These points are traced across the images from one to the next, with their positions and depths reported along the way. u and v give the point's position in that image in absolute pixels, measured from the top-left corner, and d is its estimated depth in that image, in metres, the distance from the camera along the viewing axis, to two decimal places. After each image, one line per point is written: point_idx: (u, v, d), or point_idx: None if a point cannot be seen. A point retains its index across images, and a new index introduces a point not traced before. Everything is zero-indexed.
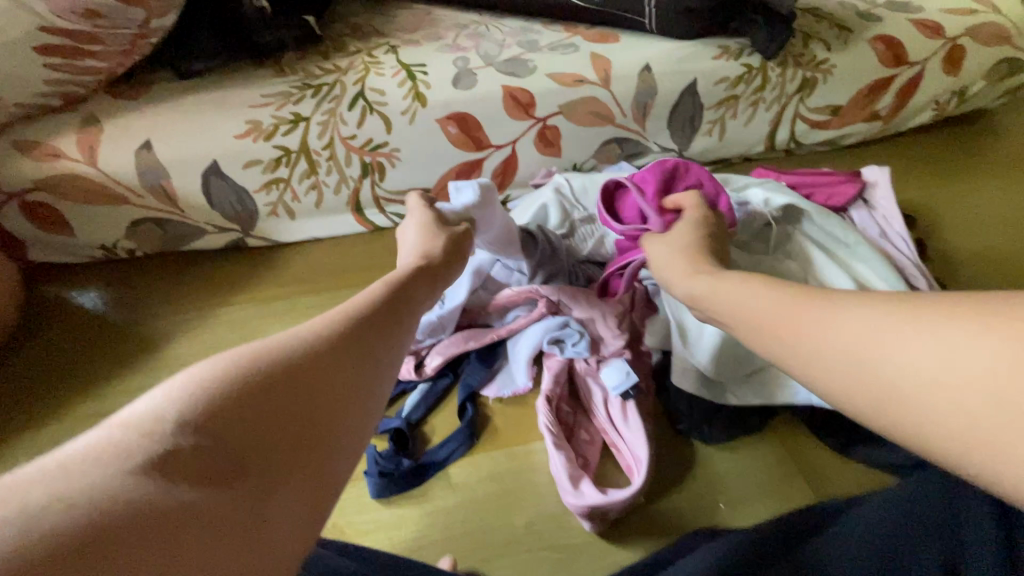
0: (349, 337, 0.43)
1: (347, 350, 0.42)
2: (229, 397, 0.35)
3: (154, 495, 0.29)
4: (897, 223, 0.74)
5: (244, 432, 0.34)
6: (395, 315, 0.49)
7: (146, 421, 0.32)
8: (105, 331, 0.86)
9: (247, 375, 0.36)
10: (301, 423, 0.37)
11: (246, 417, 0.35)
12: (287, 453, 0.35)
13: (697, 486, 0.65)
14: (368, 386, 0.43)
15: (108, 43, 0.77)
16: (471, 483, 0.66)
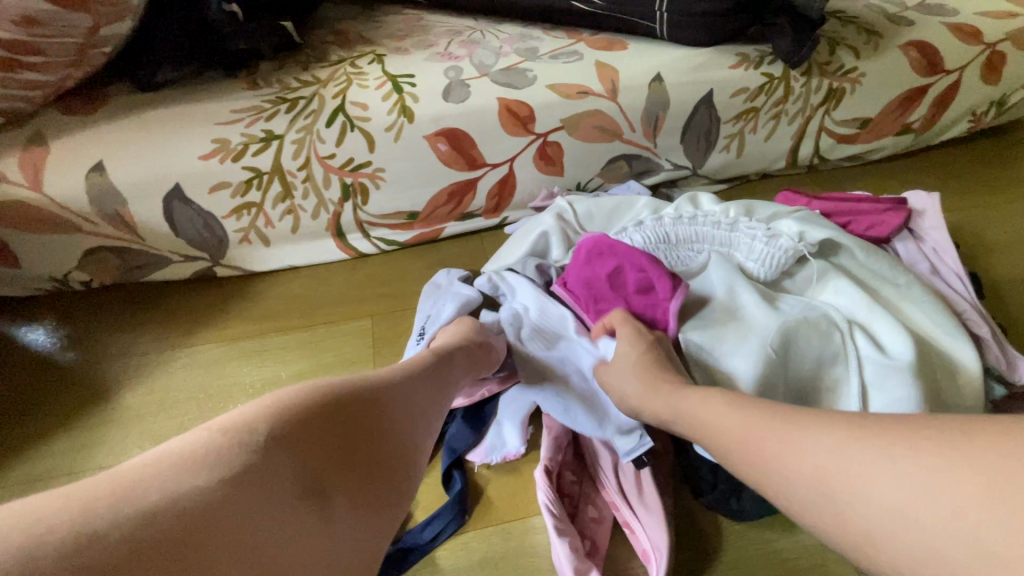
0: (421, 373, 0.53)
1: (419, 385, 0.52)
2: (333, 411, 0.41)
3: (234, 502, 0.32)
4: (950, 257, 0.65)
5: (336, 445, 0.40)
6: (460, 356, 0.59)
7: (253, 427, 0.37)
8: (53, 375, 0.77)
9: (346, 395, 0.43)
10: (376, 446, 0.43)
11: (347, 429, 0.41)
12: (372, 466, 0.42)
13: (725, 573, 0.55)
14: (433, 415, 0.52)
15: (50, 53, 0.68)
16: (459, 569, 0.56)
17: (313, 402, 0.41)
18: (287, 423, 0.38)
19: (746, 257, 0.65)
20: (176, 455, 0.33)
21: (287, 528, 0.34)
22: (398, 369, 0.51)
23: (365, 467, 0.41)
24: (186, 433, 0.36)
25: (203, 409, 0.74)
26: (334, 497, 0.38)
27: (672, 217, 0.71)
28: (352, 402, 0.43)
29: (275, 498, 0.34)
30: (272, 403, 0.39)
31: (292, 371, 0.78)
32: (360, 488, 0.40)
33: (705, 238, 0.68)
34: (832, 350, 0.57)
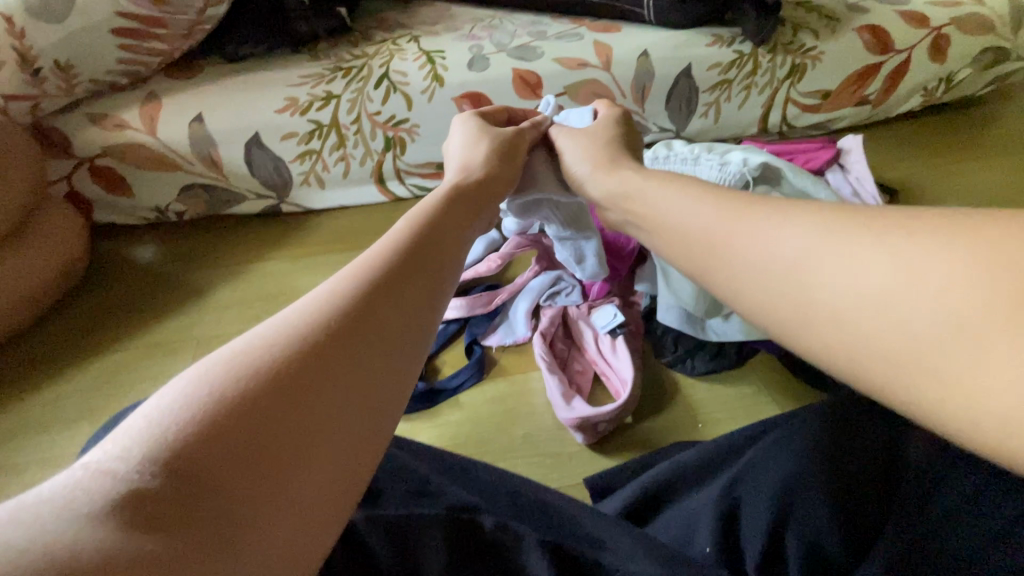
0: (426, 242, 0.47)
1: (420, 255, 0.45)
2: (321, 318, 0.36)
3: (149, 542, 0.26)
4: (868, 183, 0.82)
5: (331, 349, 0.35)
6: (462, 220, 0.53)
7: (235, 361, 0.33)
8: (159, 281, 0.98)
9: (338, 296, 0.38)
10: (381, 324, 0.38)
11: (341, 328, 0.36)
12: (378, 348, 0.37)
13: (679, 410, 0.72)
14: (440, 273, 0.46)
15: (170, 27, 0.89)
16: (476, 403, 0.74)
17: (296, 320, 0.36)
18: (274, 347, 0.34)
19: (705, 183, 0.82)
20: (152, 420, 0.30)
21: (298, 443, 0.31)
22: (393, 243, 0.45)
23: (373, 358, 0.37)
24: (97, 450, 0.29)
25: (275, 306, 0.94)
26: (344, 394, 0.34)
27: (650, 157, 0.89)
28: (346, 298, 0.38)
29: (273, 423, 0.31)
30: (259, 332, 0.35)
31: None
32: (373, 373, 0.36)
33: (675, 170, 0.86)
34: None
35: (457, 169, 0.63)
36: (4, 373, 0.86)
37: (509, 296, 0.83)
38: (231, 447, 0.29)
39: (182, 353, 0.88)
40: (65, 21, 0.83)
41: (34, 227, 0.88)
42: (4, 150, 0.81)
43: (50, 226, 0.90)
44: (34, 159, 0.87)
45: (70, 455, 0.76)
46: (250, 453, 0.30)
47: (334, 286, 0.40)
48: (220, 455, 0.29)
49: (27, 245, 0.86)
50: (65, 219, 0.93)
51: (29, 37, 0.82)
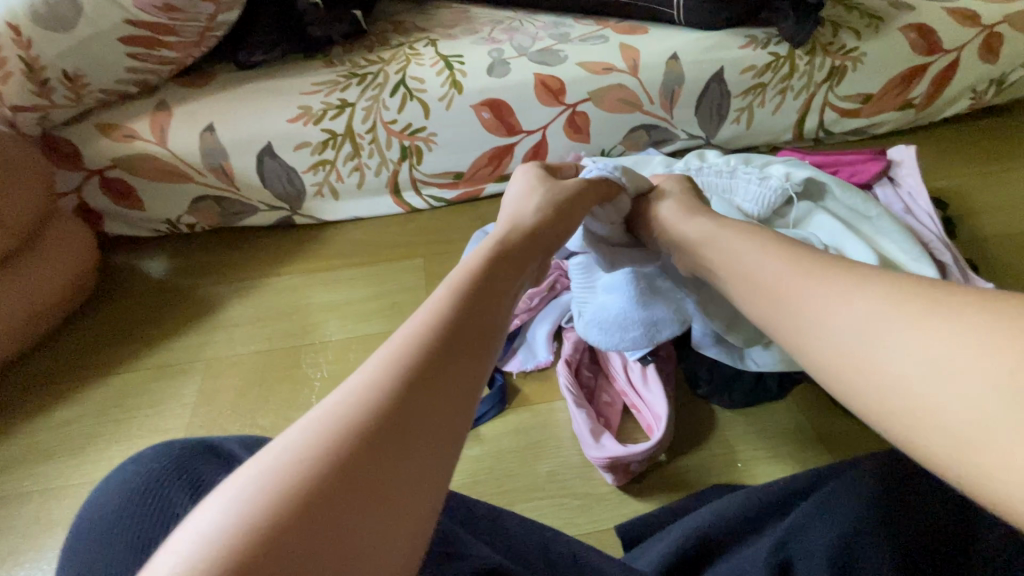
0: (481, 295, 0.43)
1: (475, 306, 0.41)
2: (381, 391, 0.33)
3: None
4: (922, 200, 0.76)
5: (395, 423, 0.32)
6: (515, 267, 0.49)
7: (293, 453, 0.30)
8: (171, 296, 0.96)
9: (395, 363, 0.35)
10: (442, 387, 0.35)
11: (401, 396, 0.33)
12: (440, 412, 0.34)
13: (715, 445, 0.67)
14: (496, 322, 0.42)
15: (181, 34, 0.86)
16: (498, 435, 0.70)
17: (355, 392, 0.33)
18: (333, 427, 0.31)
19: (743, 199, 0.76)
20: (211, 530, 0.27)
21: (362, 509, 0.28)
22: (450, 296, 0.42)
23: (436, 427, 0.33)
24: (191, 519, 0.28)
25: (288, 324, 0.91)
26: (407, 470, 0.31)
27: (682, 168, 0.82)
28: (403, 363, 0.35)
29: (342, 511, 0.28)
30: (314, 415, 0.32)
31: (359, 296, 0.94)
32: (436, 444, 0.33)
33: (709, 183, 0.79)
34: None
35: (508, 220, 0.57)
36: (14, 392, 0.85)
37: (529, 318, 0.78)
38: (294, 525, 0.27)
39: (192, 374, 0.85)
40: (72, 30, 0.80)
41: (42, 243, 0.85)
42: (12, 165, 0.79)
43: (59, 241, 0.87)
44: (43, 173, 0.84)
45: (78, 482, 0.74)
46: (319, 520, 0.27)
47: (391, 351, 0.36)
48: (285, 534, 0.26)
49: (35, 262, 0.84)
50: (74, 233, 0.90)
51: (37, 46, 0.79)
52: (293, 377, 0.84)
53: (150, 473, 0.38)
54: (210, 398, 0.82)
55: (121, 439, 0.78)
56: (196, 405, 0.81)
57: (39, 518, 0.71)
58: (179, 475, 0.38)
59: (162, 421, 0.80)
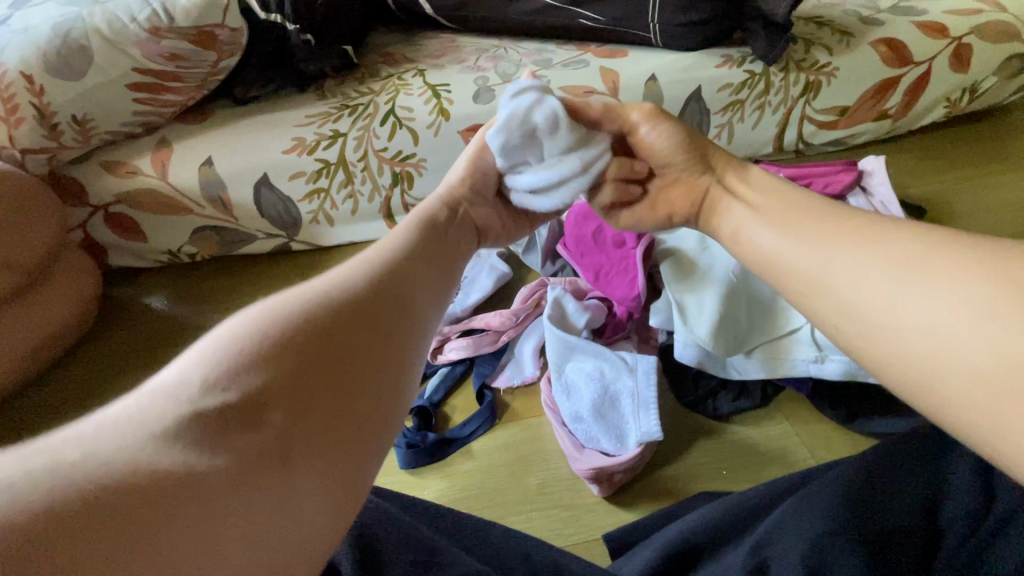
0: (425, 252, 0.51)
1: (417, 259, 0.49)
2: (327, 304, 0.39)
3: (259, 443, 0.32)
4: (894, 207, 0.79)
5: (325, 347, 0.37)
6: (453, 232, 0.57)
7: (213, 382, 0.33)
8: (175, 322, 0.99)
9: (342, 289, 0.41)
10: (381, 320, 0.41)
11: (345, 314, 0.40)
12: (379, 341, 0.40)
13: (700, 453, 0.69)
14: (436, 282, 0.50)
15: (185, 79, 0.91)
16: (489, 449, 0.71)
17: (304, 300, 0.39)
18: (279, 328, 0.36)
19: None
20: (161, 392, 0.32)
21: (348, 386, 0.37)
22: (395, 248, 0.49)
23: (375, 351, 0.40)
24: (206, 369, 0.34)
25: None
26: (345, 383, 0.37)
27: None
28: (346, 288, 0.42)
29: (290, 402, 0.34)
30: (255, 314, 0.37)
31: None
32: (374, 367, 0.39)
33: None
34: None
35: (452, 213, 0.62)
36: (22, 420, 0.88)
37: (517, 335, 0.80)
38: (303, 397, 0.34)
39: None
40: (82, 78, 0.85)
41: (49, 277, 0.89)
42: (20, 204, 0.83)
43: (65, 276, 0.91)
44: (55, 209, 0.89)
45: None
46: (314, 391, 0.35)
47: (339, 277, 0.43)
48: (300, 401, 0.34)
49: (40, 296, 0.87)
50: (79, 267, 0.94)
51: (48, 94, 0.84)
52: None
53: None
54: None
55: None
56: None
57: None
58: None
59: None
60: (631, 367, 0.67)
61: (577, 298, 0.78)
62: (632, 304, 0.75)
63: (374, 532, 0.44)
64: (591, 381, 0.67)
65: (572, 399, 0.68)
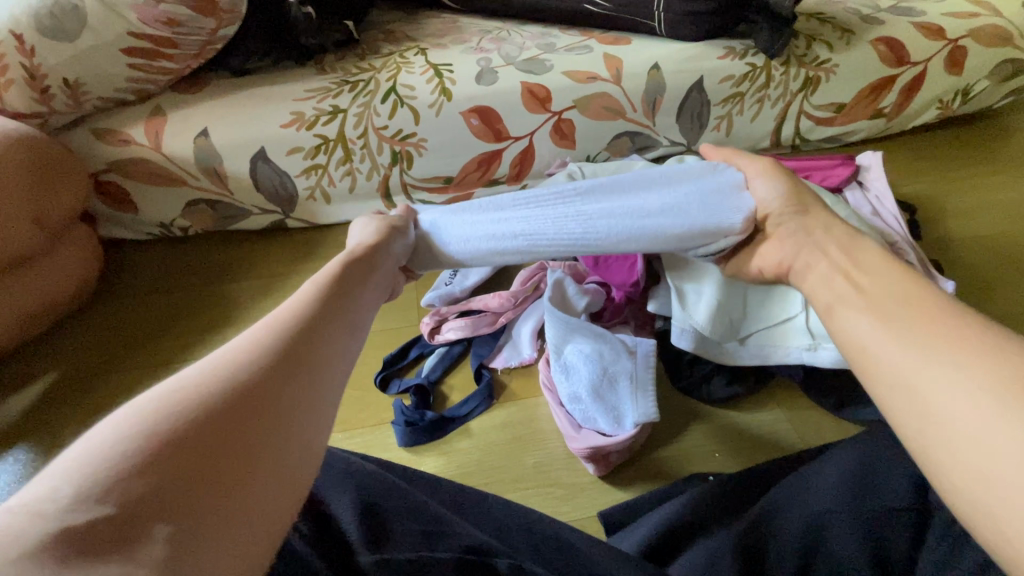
0: (337, 302, 0.44)
1: (325, 314, 0.42)
2: (217, 387, 0.32)
3: (207, 451, 0.29)
4: (889, 203, 0.81)
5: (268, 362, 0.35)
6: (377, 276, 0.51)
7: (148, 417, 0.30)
8: (167, 295, 0.98)
9: (256, 354, 0.35)
10: (291, 388, 0.35)
11: (259, 380, 0.34)
12: (301, 401, 0.35)
13: (694, 435, 0.70)
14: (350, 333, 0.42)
15: (182, 47, 0.88)
16: (486, 428, 0.72)
17: (187, 389, 0.32)
18: (173, 420, 0.30)
19: None
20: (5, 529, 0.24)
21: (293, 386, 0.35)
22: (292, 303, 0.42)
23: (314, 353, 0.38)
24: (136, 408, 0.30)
25: None
26: (245, 472, 0.30)
27: None
28: (240, 363, 0.34)
29: (180, 510, 0.27)
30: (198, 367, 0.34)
31: None
32: (280, 441, 0.33)
33: None
34: None
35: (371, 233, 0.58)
36: (16, 395, 0.86)
37: (515, 317, 0.80)
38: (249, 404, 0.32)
39: None
40: (76, 39, 0.82)
41: (58, 261, 0.87)
42: (52, 170, 0.83)
43: (70, 262, 0.89)
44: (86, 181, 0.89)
45: None
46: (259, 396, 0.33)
47: (227, 351, 0.36)
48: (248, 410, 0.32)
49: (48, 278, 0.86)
50: (82, 255, 0.92)
51: (40, 55, 0.81)
52: None
53: None
54: None
55: None
56: None
57: None
58: None
59: None
60: (631, 349, 0.69)
61: (577, 281, 0.78)
62: (631, 289, 0.76)
63: (379, 500, 0.44)
64: (590, 362, 0.68)
65: (570, 379, 0.69)
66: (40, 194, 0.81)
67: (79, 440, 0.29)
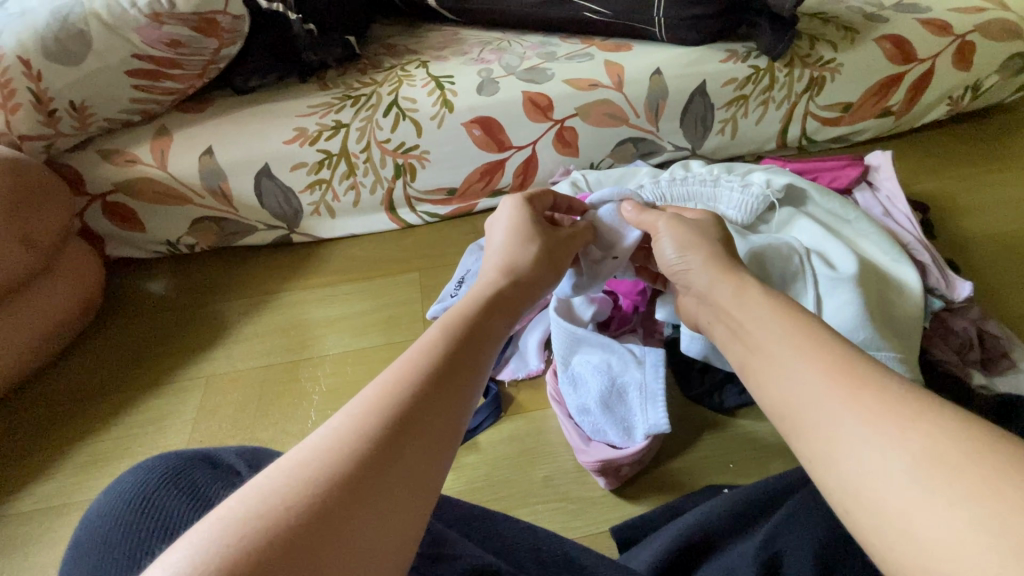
0: (448, 362, 0.41)
1: (441, 378, 0.39)
2: (304, 484, 0.30)
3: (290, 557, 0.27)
4: (900, 202, 0.79)
5: (368, 446, 0.33)
6: (490, 336, 0.46)
7: (246, 506, 0.29)
8: (173, 313, 0.98)
9: (356, 432, 0.34)
10: (384, 478, 0.32)
11: (354, 470, 0.32)
12: (395, 494, 0.32)
13: (706, 446, 0.68)
14: (454, 427, 0.38)
15: (186, 67, 0.89)
16: (494, 442, 0.71)
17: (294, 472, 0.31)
18: (266, 516, 0.29)
19: (727, 206, 0.79)
20: None
21: (387, 476, 0.32)
22: (395, 375, 0.38)
23: (418, 434, 0.35)
24: (244, 494, 0.30)
25: (287, 341, 0.92)
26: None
27: (667, 179, 0.84)
28: (340, 458, 0.32)
29: None
30: (309, 445, 0.33)
31: (358, 311, 0.96)
32: (366, 540, 0.30)
33: (694, 192, 0.82)
34: (792, 270, 0.69)
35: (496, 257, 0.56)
36: (26, 415, 0.86)
37: (522, 328, 0.79)
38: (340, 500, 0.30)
39: (193, 391, 0.87)
40: (81, 63, 0.83)
41: (45, 285, 0.86)
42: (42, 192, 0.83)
43: (59, 288, 0.87)
44: (67, 204, 0.88)
45: (81, 501, 0.76)
46: (350, 490, 0.31)
47: (341, 423, 0.34)
48: (337, 504, 0.30)
49: (34, 304, 0.84)
50: (80, 279, 0.91)
51: (46, 79, 0.83)
52: (290, 393, 0.85)
53: (147, 485, 0.39)
54: (209, 415, 0.84)
55: (122, 459, 0.80)
56: (195, 421, 0.83)
57: (40, 538, 0.73)
58: (178, 483, 0.40)
59: (162, 438, 0.82)
60: (639, 359, 0.67)
61: None
62: (638, 297, 0.77)
63: None
64: (598, 373, 0.67)
65: (578, 391, 0.68)
66: (26, 215, 0.80)
67: (197, 524, 0.28)
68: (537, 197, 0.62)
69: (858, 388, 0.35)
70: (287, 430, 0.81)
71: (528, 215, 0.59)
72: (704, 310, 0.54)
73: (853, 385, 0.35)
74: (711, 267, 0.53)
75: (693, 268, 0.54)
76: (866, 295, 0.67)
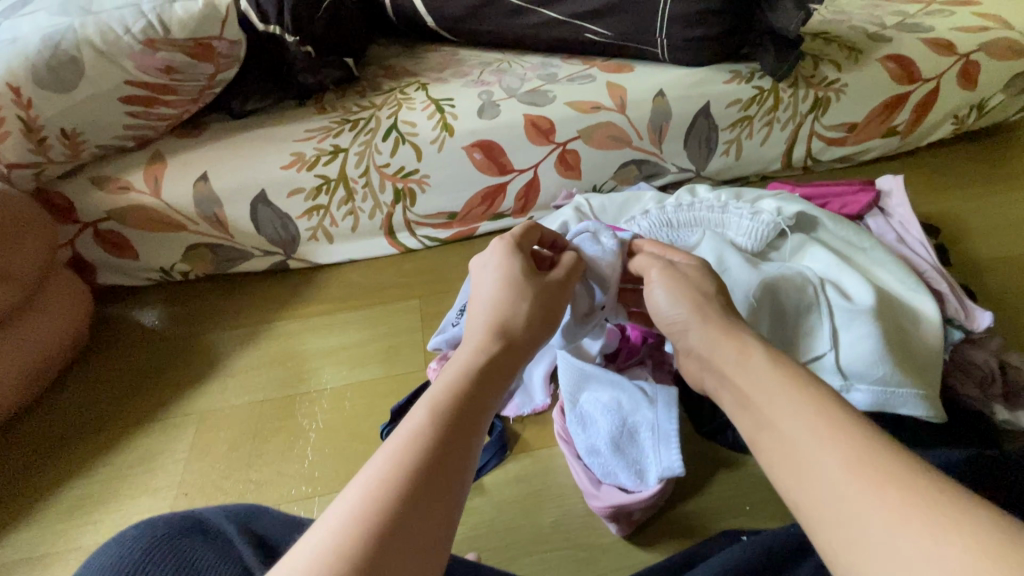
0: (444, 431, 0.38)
1: (437, 453, 0.37)
2: None
3: None
4: (914, 229, 0.77)
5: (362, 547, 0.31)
6: (478, 408, 0.41)
7: None
8: (166, 344, 0.95)
9: (349, 532, 0.32)
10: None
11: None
12: None
13: (721, 487, 0.65)
14: (440, 538, 0.34)
15: (180, 93, 0.87)
16: (498, 484, 0.68)
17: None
18: None
19: (736, 233, 0.77)
20: None
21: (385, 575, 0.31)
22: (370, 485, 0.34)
23: (415, 521, 0.33)
24: None
25: (283, 372, 0.90)
26: None
27: (674, 204, 0.82)
28: (332, 566, 0.30)
29: None
30: (299, 553, 0.31)
31: (356, 340, 0.93)
32: None
33: (702, 219, 0.79)
34: (807, 301, 0.67)
35: (483, 306, 0.50)
36: (12, 455, 0.83)
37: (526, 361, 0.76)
38: None
39: (185, 427, 0.84)
40: (73, 90, 0.81)
41: (25, 322, 0.83)
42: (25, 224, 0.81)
43: (40, 324, 0.84)
44: (49, 236, 0.85)
45: (67, 548, 0.73)
46: None
47: (333, 521, 0.33)
48: None
49: (11, 341, 0.81)
50: (67, 312, 0.89)
51: (36, 107, 0.80)
52: (287, 429, 0.82)
53: (128, 560, 0.36)
54: (201, 452, 0.81)
55: (110, 501, 0.77)
56: (186, 460, 0.80)
57: None
58: (160, 560, 0.37)
59: (152, 479, 0.79)
60: (650, 398, 0.63)
61: None
62: (647, 328, 0.74)
63: None
64: (608, 413, 0.64)
65: (587, 431, 0.65)
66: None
67: None
68: (523, 233, 0.56)
69: (888, 485, 0.32)
70: (283, 468, 0.78)
71: (518, 256, 0.53)
72: (701, 370, 0.50)
73: (883, 485, 0.32)
74: (710, 327, 0.48)
75: (692, 329, 0.50)
76: (884, 328, 0.65)
